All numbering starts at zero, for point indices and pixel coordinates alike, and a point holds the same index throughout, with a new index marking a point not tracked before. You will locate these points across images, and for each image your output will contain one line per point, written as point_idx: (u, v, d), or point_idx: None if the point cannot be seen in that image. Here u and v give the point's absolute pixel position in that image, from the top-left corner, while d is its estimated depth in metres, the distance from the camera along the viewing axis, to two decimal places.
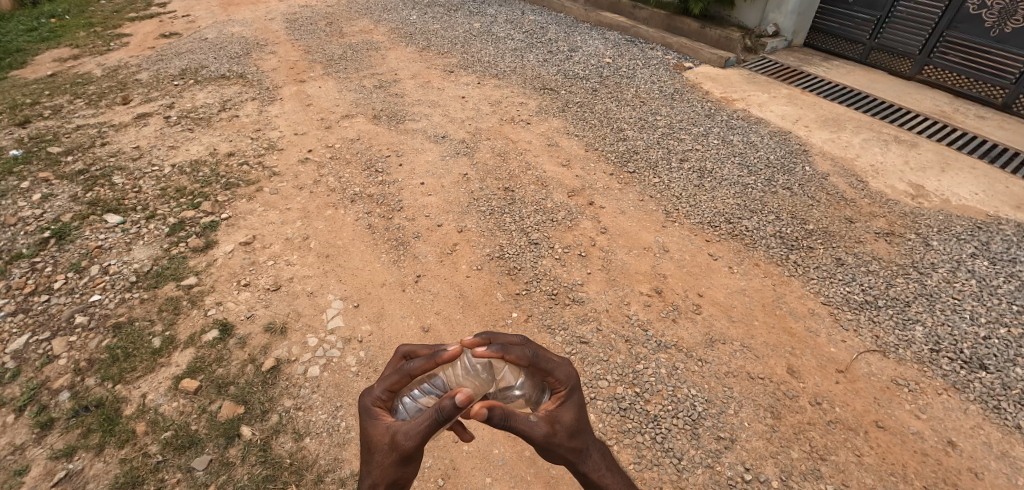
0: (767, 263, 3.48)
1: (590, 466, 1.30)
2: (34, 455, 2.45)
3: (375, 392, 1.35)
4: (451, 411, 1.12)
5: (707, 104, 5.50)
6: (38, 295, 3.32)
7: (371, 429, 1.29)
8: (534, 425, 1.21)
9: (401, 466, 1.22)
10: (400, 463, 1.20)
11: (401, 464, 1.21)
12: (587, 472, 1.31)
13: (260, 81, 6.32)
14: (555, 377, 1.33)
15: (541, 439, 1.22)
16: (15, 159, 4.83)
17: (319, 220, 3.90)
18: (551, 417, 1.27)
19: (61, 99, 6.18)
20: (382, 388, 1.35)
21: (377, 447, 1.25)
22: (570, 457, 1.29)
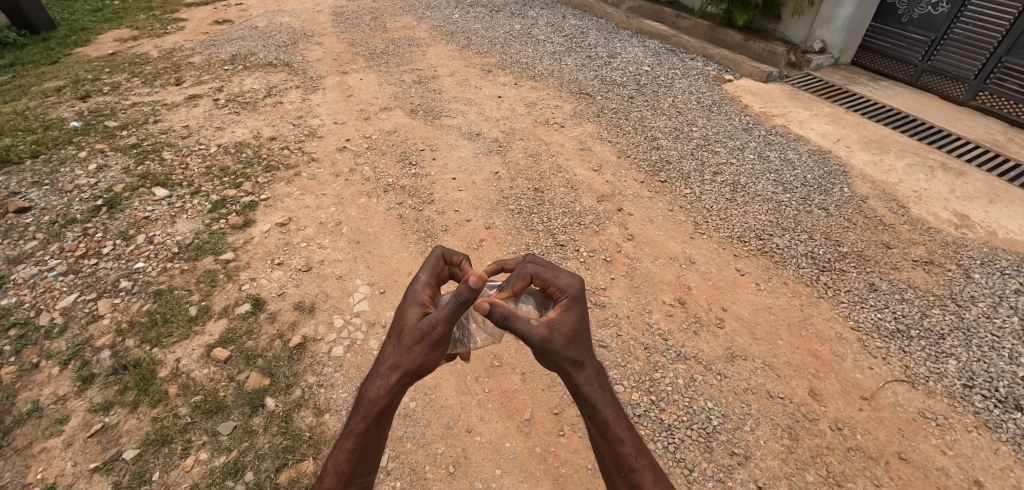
0: (796, 283, 3.41)
1: (581, 377, 1.49)
2: (75, 406, 2.61)
3: (421, 282, 1.68)
4: (471, 292, 1.33)
5: (746, 118, 5.41)
6: (88, 259, 3.53)
7: (410, 312, 1.59)
8: (534, 326, 1.43)
9: (422, 344, 1.50)
10: (429, 344, 1.50)
11: (426, 341, 1.49)
12: (577, 384, 1.49)
13: (305, 70, 6.54)
14: (555, 286, 1.54)
15: (539, 343, 1.44)
16: (75, 130, 5.15)
17: (353, 207, 4.02)
18: (552, 324, 1.46)
19: (120, 77, 6.53)
20: (427, 277, 1.70)
21: (407, 329, 1.54)
22: (564, 367, 1.49)
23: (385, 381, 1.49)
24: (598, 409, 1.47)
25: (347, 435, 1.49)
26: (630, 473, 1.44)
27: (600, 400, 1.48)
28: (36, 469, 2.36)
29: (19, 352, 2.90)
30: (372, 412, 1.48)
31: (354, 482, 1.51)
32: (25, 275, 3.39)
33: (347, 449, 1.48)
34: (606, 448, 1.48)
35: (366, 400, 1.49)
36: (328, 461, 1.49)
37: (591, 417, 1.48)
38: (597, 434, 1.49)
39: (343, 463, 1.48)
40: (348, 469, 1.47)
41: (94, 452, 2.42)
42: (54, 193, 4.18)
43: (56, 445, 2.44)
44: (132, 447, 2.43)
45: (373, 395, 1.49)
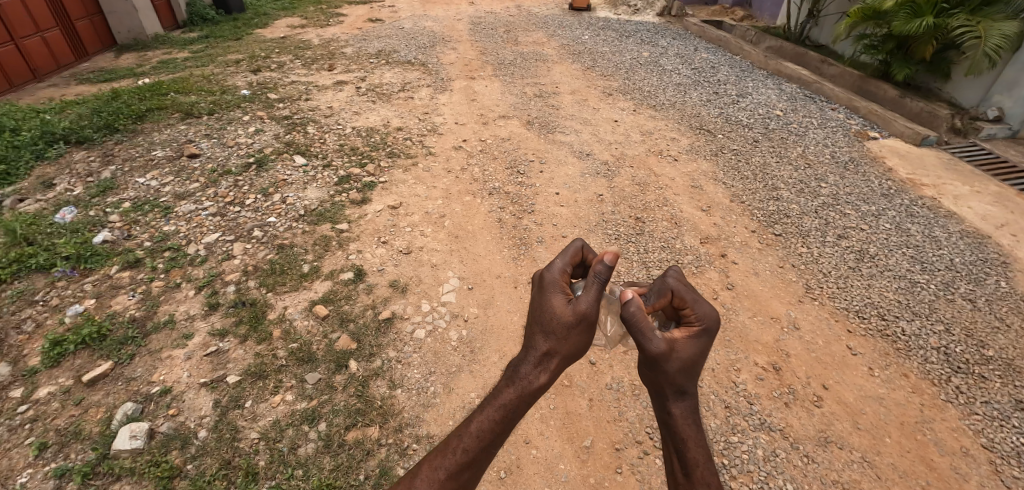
0: (920, 378, 2.97)
1: (676, 408, 1.47)
2: (200, 327, 3.05)
3: (557, 267, 1.59)
4: (606, 272, 1.43)
5: (887, 182, 4.84)
6: (234, 206, 4.12)
7: (554, 300, 1.53)
8: (655, 340, 1.44)
9: (577, 330, 1.50)
10: (585, 329, 1.51)
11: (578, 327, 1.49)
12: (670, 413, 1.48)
13: (438, 72, 7.06)
14: (692, 312, 1.53)
15: (654, 359, 1.45)
16: (244, 97, 6.04)
17: (458, 203, 4.25)
18: (674, 345, 1.46)
19: (286, 58, 7.56)
20: (564, 263, 1.60)
21: (559, 315, 1.50)
22: (665, 394, 1.48)
23: (541, 362, 1.47)
24: (688, 446, 1.45)
25: (498, 405, 1.45)
26: None
27: (691, 438, 1.46)
28: (161, 371, 2.78)
29: (168, 272, 3.45)
30: (528, 390, 1.45)
31: (488, 454, 1.45)
32: (186, 209, 4.05)
33: (496, 418, 1.44)
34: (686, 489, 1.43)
35: (522, 376, 1.46)
36: (471, 424, 1.45)
37: (678, 451, 1.46)
38: (679, 472, 1.45)
39: (489, 432, 1.44)
40: (490, 438, 1.44)
41: (206, 370, 2.80)
42: (219, 146, 4.94)
43: (179, 356, 2.87)
44: (235, 373, 2.77)
45: (533, 374, 1.46)
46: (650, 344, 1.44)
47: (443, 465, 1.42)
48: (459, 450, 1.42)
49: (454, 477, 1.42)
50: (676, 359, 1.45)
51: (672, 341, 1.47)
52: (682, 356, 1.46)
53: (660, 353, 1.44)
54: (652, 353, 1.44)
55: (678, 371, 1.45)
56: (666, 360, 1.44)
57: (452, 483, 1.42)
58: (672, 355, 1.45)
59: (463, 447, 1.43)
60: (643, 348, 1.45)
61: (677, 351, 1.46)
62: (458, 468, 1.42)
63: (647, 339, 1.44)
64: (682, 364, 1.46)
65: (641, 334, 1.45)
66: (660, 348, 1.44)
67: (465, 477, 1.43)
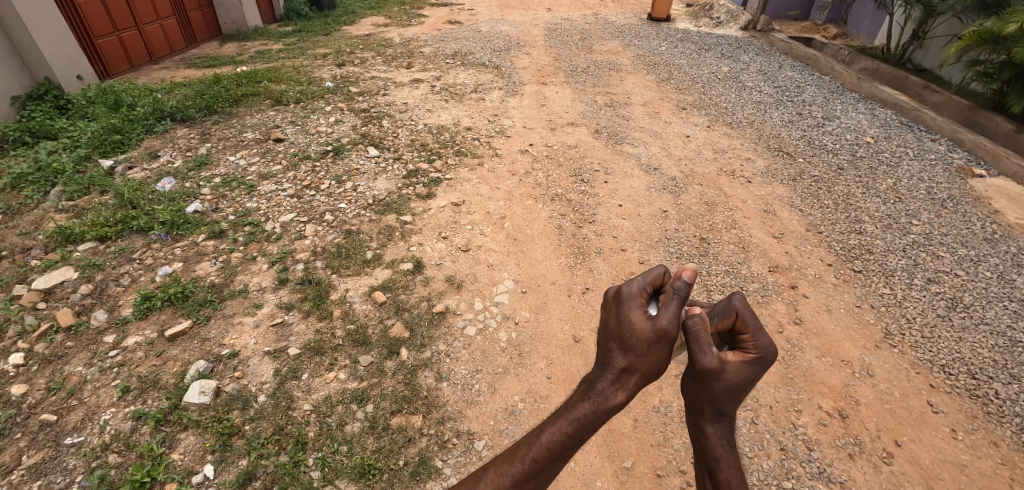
0: (1014, 449, 2.63)
1: (712, 426, 1.45)
2: (269, 299, 3.28)
3: (635, 284, 1.45)
4: (685, 288, 1.34)
5: (994, 226, 4.33)
6: (310, 190, 4.40)
7: (633, 316, 1.39)
8: (707, 358, 1.38)
9: (659, 347, 1.37)
10: (667, 345, 1.37)
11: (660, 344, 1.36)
12: (707, 430, 1.46)
13: (511, 75, 7.16)
14: (753, 340, 1.41)
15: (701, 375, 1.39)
16: (328, 88, 6.44)
17: (519, 206, 4.28)
18: (726, 365, 1.38)
19: (369, 54, 7.98)
20: (644, 282, 1.45)
21: (639, 330, 1.37)
22: (704, 412, 1.45)
23: (618, 379, 1.39)
24: (720, 466, 1.44)
25: (570, 421, 1.39)
26: None
27: (723, 459, 1.44)
28: (232, 335, 3.02)
29: (247, 244, 3.74)
30: (602, 410, 1.37)
31: (555, 467, 1.41)
32: (268, 189, 4.37)
33: (567, 435, 1.38)
34: None
35: (597, 394, 1.39)
36: (542, 436, 1.41)
37: (709, 470, 1.45)
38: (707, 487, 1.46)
39: (558, 446, 1.39)
40: (559, 451, 1.39)
41: (271, 339, 3.00)
42: (301, 133, 5.29)
43: (249, 323, 3.10)
44: (296, 346, 2.96)
45: (609, 393, 1.38)
46: (700, 358, 1.38)
47: (510, 471, 1.40)
48: (527, 460, 1.40)
49: (519, 484, 1.40)
50: (724, 379, 1.38)
51: (725, 362, 1.39)
52: (732, 377, 1.39)
53: (709, 370, 1.37)
54: (701, 367, 1.38)
55: (723, 392, 1.39)
56: (714, 378, 1.38)
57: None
58: (721, 375, 1.38)
59: (532, 458, 1.40)
60: (694, 363, 1.39)
61: (728, 372, 1.39)
62: (526, 477, 1.40)
63: (699, 353, 1.38)
64: (729, 385, 1.39)
65: (693, 347, 1.38)
66: (711, 365, 1.37)
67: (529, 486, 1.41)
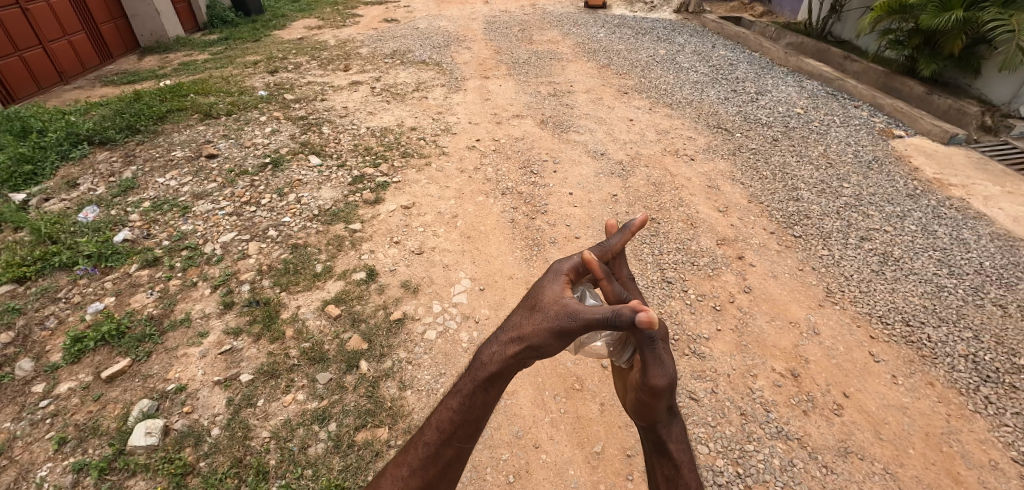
0: (946, 387, 2.85)
1: (668, 432, 1.24)
2: (215, 326, 3.08)
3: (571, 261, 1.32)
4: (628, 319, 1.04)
5: (914, 182, 4.67)
6: (250, 206, 4.17)
7: (549, 289, 1.25)
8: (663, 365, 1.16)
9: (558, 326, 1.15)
10: (559, 331, 1.15)
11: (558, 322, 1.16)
12: (663, 438, 1.23)
13: (452, 71, 7.05)
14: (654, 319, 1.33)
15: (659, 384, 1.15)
16: (261, 98, 6.12)
17: (470, 203, 4.23)
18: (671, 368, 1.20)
19: (303, 59, 7.64)
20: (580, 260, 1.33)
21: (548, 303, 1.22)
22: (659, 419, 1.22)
23: (501, 346, 1.18)
24: (683, 474, 1.21)
25: (454, 394, 1.21)
26: None
27: (685, 466, 1.22)
28: (177, 368, 2.83)
29: (185, 270, 3.51)
30: (482, 377, 1.17)
31: (453, 449, 1.22)
32: (203, 209, 4.11)
33: (453, 408, 1.20)
34: None
35: (479, 360, 1.20)
36: (432, 415, 1.24)
37: (670, 482, 1.22)
38: None
39: (447, 424, 1.21)
40: (449, 429, 1.20)
41: (220, 368, 2.83)
42: (236, 147, 5.00)
43: (194, 353, 2.90)
44: (249, 372, 2.80)
45: (490, 358, 1.18)
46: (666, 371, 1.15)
47: (405, 462, 1.24)
48: (421, 445, 1.23)
49: (418, 474, 1.23)
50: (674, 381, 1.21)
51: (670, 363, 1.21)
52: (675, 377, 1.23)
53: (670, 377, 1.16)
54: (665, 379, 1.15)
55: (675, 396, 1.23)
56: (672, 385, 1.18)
57: (417, 481, 1.23)
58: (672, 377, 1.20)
59: (424, 441, 1.23)
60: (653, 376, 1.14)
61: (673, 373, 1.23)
62: (421, 464, 1.23)
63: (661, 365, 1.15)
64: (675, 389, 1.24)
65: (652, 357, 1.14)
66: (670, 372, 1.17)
67: (429, 476, 1.22)
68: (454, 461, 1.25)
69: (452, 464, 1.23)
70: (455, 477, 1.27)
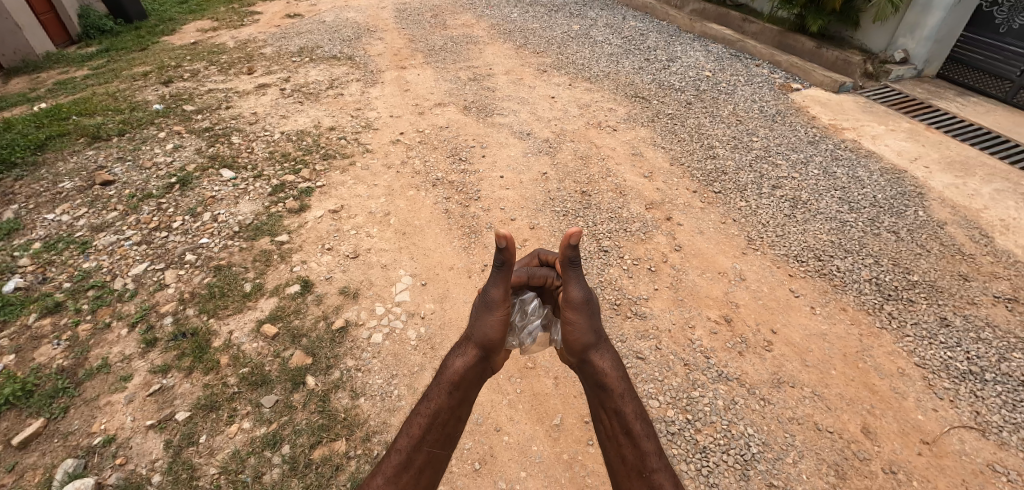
0: (856, 310, 3.18)
1: (601, 362, 1.33)
2: (138, 366, 2.82)
3: None
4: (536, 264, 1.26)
5: (812, 130, 5.10)
6: (160, 231, 3.81)
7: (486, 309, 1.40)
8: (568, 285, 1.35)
9: (485, 310, 1.32)
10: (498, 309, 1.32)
11: (486, 308, 1.32)
12: (596, 369, 1.33)
13: (366, 64, 6.77)
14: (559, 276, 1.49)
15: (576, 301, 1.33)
16: (157, 112, 5.57)
17: (401, 199, 4.12)
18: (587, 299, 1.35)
19: (199, 65, 7.01)
20: None
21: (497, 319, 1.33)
22: (589, 347, 1.34)
23: (464, 353, 1.34)
24: (623, 402, 1.28)
25: (424, 401, 1.32)
26: (652, 476, 1.23)
27: (624, 394, 1.29)
28: (100, 420, 2.56)
29: (95, 311, 3.16)
30: (447, 382, 1.31)
31: (424, 453, 1.31)
32: (105, 241, 3.70)
33: (422, 415, 1.31)
34: (627, 448, 1.27)
35: (444, 369, 1.34)
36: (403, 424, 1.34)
37: (617, 413, 1.28)
38: (619, 432, 1.28)
39: (417, 430, 1.32)
40: (419, 434, 1.31)
41: (151, 411, 2.60)
42: (134, 169, 4.53)
43: (119, 400, 2.64)
44: (184, 409, 2.59)
45: (450, 368, 1.32)
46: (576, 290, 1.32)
47: (379, 472, 1.30)
48: (394, 451, 1.31)
49: (392, 480, 1.29)
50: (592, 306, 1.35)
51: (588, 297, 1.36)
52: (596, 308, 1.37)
53: (580, 296, 1.33)
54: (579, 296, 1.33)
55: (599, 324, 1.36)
56: (587, 305, 1.34)
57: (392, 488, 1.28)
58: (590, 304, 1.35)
59: (396, 449, 1.31)
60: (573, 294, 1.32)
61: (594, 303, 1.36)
62: (395, 472, 1.29)
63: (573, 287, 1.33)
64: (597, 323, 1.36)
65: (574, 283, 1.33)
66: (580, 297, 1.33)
67: (401, 485, 1.30)
68: (427, 468, 1.34)
69: (424, 470, 1.33)
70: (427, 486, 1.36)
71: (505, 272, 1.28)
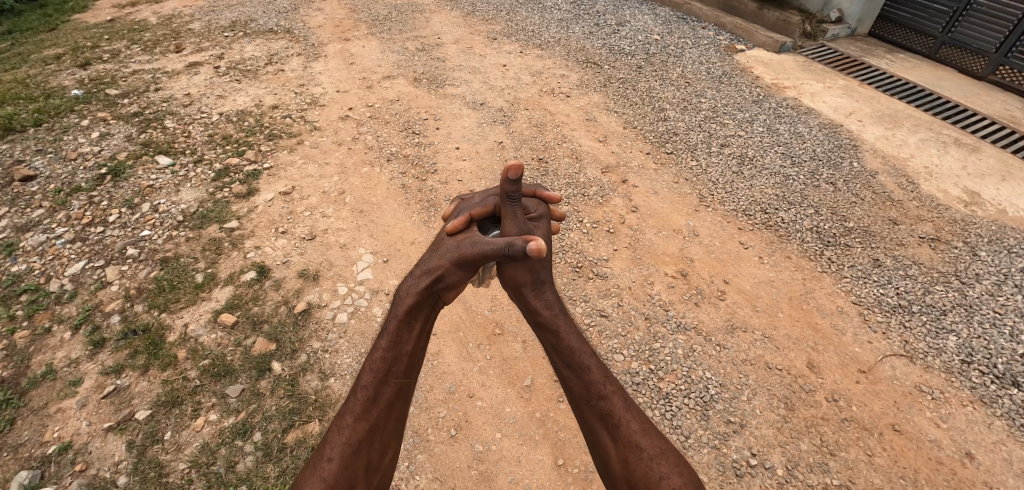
0: (800, 257, 3.40)
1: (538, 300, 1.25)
2: (88, 369, 2.66)
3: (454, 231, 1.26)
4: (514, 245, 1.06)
5: (756, 89, 5.28)
6: (95, 227, 3.55)
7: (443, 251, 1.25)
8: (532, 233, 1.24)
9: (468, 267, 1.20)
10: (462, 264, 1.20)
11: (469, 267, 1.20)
12: (529, 306, 1.25)
13: (306, 37, 6.41)
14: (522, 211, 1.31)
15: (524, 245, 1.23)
16: (77, 98, 5.09)
17: (355, 177, 4.01)
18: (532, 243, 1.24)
19: (119, 44, 6.41)
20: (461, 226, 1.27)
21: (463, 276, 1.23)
22: (519, 284, 1.26)
23: (418, 281, 1.23)
24: (559, 332, 1.20)
25: (386, 332, 1.22)
26: (599, 402, 1.14)
27: (560, 324, 1.21)
28: (52, 428, 2.43)
29: (31, 316, 2.94)
30: (410, 310, 1.21)
31: (393, 384, 1.20)
32: (33, 241, 3.42)
33: (385, 345, 1.20)
34: (570, 376, 1.17)
35: (402, 297, 1.23)
36: (365, 360, 1.21)
37: (554, 344, 1.19)
38: (561, 363, 1.18)
39: (382, 362, 1.20)
40: (385, 365, 1.19)
41: (107, 413, 2.48)
42: (58, 162, 4.16)
43: (71, 406, 2.50)
44: (144, 408, 2.49)
45: (407, 295, 1.22)
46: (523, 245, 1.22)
47: (348, 411, 1.18)
48: (360, 388, 1.19)
49: (365, 416, 1.17)
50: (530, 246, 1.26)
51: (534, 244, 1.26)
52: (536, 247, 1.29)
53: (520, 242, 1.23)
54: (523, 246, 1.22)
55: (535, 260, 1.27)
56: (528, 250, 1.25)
57: (367, 423, 1.17)
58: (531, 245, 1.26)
59: (361, 385, 1.19)
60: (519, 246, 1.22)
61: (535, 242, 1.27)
62: (364, 406, 1.17)
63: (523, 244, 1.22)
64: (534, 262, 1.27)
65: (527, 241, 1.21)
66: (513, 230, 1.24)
67: (373, 421, 1.18)
68: (398, 400, 1.23)
69: (396, 403, 1.21)
70: (400, 422, 1.25)
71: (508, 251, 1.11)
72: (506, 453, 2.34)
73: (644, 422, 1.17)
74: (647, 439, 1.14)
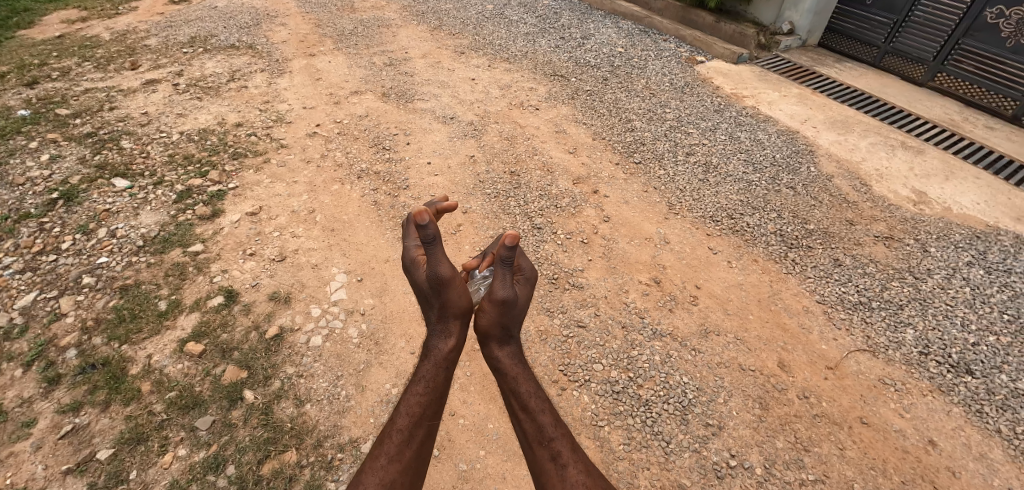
0: (766, 261, 3.52)
1: (502, 351, 1.69)
2: (42, 408, 2.50)
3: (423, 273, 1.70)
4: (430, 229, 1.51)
5: (717, 99, 5.48)
6: (46, 255, 3.36)
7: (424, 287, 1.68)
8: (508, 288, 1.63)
9: (445, 288, 1.62)
10: (442, 287, 1.62)
11: (444, 285, 1.61)
12: (498, 360, 1.69)
13: (269, 53, 6.29)
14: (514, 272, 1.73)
15: (508, 302, 1.61)
16: (23, 119, 4.82)
17: (325, 195, 3.94)
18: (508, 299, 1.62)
19: (70, 62, 6.12)
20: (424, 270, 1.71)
21: (451, 305, 1.64)
22: (493, 337, 1.67)
23: (444, 328, 1.67)
24: (519, 384, 1.65)
25: (421, 383, 1.61)
26: (549, 443, 1.56)
27: (519, 377, 1.66)
28: (4, 475, 2.27)
29: None
30: (442, 360, 1.64)
31: (423, 427, 1.56)
32: None
33: (420, 394, 1.59)
34: (526, 422, 1.60)
35: (434, 349, 1.66)
36: (401, 406, 1.58)
37: (516, 395, 1.64)
38: (519, 409, 1.62)
39: (416, 409, 1.57)
40: (419, 412, 1.57)
41: (65, 455, 2.33)
42: (3, 188, 3.92)
43: (24, 449, 2.34)
44: (106, 447, 2.36)
45: (440, 346, 1.66)
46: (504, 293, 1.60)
47: (383, 453, 1.49)
48: (396, 432, 1.53)
49: (398, 458, 1.49)
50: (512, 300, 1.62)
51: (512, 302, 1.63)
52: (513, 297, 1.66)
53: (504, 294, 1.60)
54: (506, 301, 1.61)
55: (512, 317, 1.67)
56: (511, 303, 1.63)
57: (400, 464, 1.48)
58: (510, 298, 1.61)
59: (398, 428, 1.54)
60: (501, 296, 1.59)
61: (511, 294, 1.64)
62: (399, 448, 1.50)
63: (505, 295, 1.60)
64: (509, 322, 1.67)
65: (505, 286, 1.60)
66: (502, 294, 1.60)
67: (405, 462, 1.49)
68: (425, 442, 1.58)
69: (423, 444, 1.56)
70: (424, 463, 1.57)
71: (439, 245, 1.57)
72: (492, 470, 2.32)
73: (587, 464, 1.54)
74: (590, 477, 1.51)
